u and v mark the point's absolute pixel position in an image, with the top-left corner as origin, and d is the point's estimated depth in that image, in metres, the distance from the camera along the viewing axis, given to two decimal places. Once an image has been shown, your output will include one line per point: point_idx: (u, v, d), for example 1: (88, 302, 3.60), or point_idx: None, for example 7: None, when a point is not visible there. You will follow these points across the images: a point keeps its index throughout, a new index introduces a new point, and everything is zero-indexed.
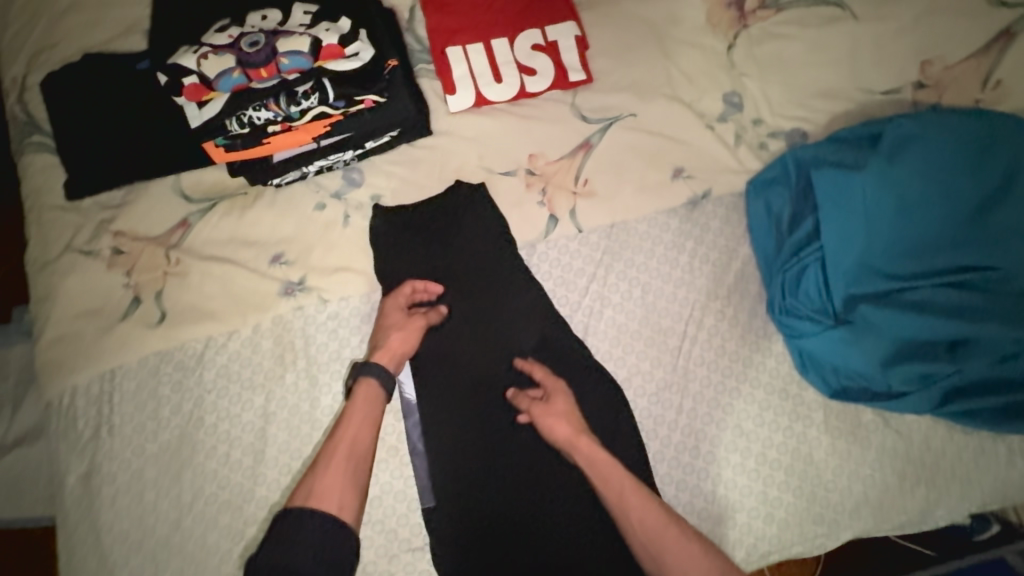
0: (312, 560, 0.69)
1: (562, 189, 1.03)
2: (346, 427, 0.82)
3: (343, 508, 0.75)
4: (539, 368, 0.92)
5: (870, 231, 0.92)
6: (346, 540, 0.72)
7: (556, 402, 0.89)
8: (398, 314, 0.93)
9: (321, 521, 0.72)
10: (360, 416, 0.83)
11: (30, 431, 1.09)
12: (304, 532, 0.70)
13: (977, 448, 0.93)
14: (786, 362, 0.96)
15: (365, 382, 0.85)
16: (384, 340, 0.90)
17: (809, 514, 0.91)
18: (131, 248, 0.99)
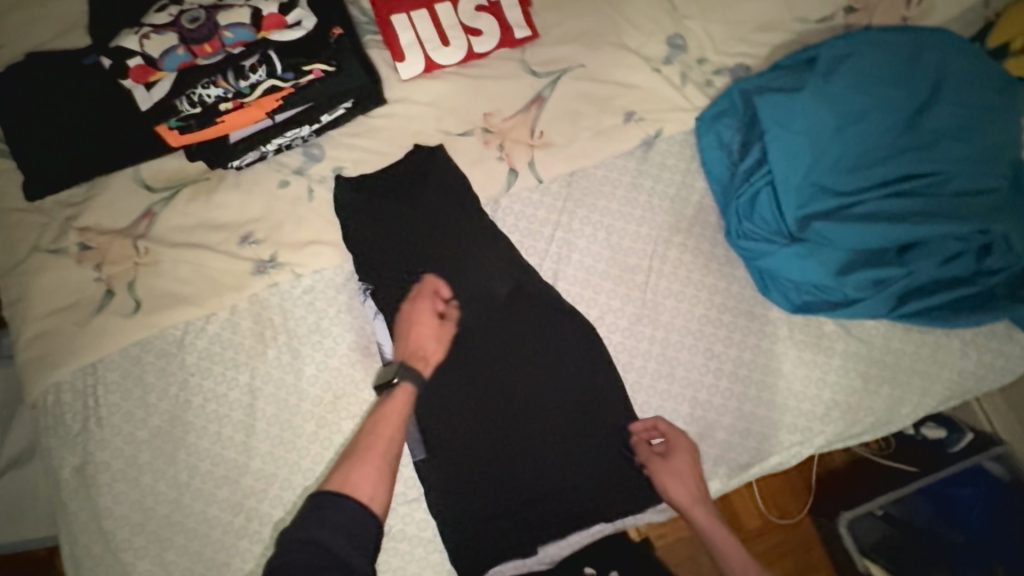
0: (342, 539, 0.71)
1: (519, 143, 1.06)
2: (382, 424, 0.85)
3: (374, 499, 0.77)
4: (666, 425, 0.94)
5: (815, 149, 0.96)
6: (372, 530, 0.74)
7: (681, 457, 0.93)
8: (430, 322, 0.94)
9: (354, 505, 0.74)
10: (395, 418, 0.86)
11: (20, 436, 1.10)
12: (335, 511, 0.73)
13: (933, 345, 0.99)
14: (749, 284, 1.00)
15: (404, 387, 0.88)
16: (422, 348, 0.92)
17: (783, 424, 0.96)
18: (97, 242, 1.00)
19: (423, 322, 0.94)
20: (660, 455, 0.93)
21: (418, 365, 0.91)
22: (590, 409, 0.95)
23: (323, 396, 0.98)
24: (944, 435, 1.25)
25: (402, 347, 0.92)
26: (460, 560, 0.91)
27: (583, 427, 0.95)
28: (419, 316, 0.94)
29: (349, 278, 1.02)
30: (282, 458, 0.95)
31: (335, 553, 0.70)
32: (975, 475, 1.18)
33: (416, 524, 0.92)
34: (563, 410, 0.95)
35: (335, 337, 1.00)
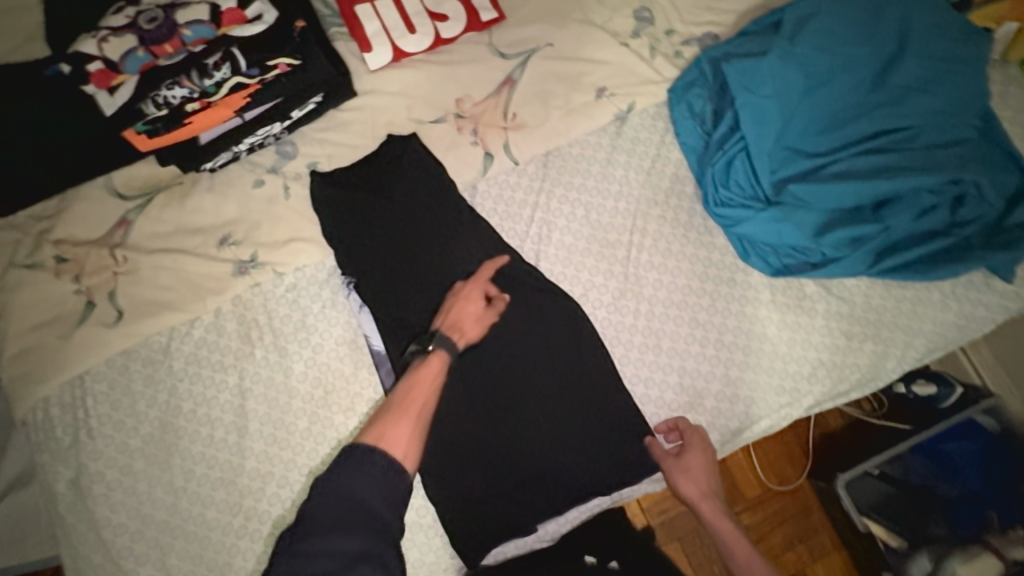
0: (374, 490, 0.73)
1: (492, 126, 1.05)
2: (416, 387, 0.85)
3: (407, 458, 0.78)
4: (686, 423, 0.94)
5: (785, 112, 0.97)
6: (403, 487, 0.75)
7: (699, 452, 0.93)
8: (475, 301, 0.93)
9: (387, 461, 0.75)
10: (429, 383, 0.86)
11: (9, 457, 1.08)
12: (369, 463, 0.74)
13: (914, 299, 1.00)
14: (729, 252, 1.01)
15: (438, 355, 0.88)
16: (460, 324, 0.91)
17: (770, 386, 0.97)
18: (74, 254, 0.99)
19: (467, 300, 0.93)
20: (675, 452, 0.95)
21: (453, 336, 0.90)
22: (580, 386, 0.95)
23: (313, 392, 0.98)
24: (934, 391, 1.27)
25: (443, 316, 0.92)
26: (460, 544, 0.92)
27: (575, 405, 0.95)
28: (465, 294, 0.93)
29: (332, 273, 1.02)
30: (276, 456, 0.95)
31: (365, 505, 0.71)
32: (967, 429, 1.21)
33: (415, 510, 0.93)
34: (553, 389, 0.95)
35: (322, 333, 1.00)
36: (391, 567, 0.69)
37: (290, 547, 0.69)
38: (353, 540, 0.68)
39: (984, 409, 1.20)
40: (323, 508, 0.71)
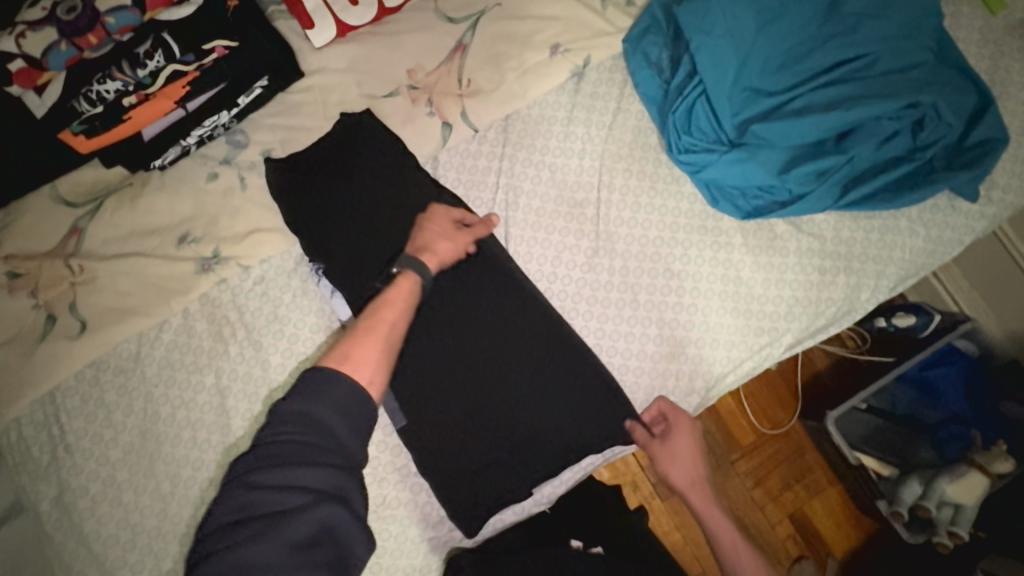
0: (337, 418, 0.69)
1: (447, 95, 1.03)
2: (385, 310, 0.82)
3: (374, 382, 0.74)
4: (666, 404, 0.96)
5: (742, 52, 0.96)
6: (369, 411, 0.72)
7: (685, 431, 0.95)
8: (444, 224, 0.91)
9: (354, 385, 0.71)
10: (398, 304, 0.82)
11: None
12: (332, 389, 0.70)
13: (883, 228, 1.01)
14: (698, 199, 1.00)
15: (408, 274, 0.85)
16: (430, 244, 0.89)
17: (749, 328, 0.98)
18: (27, 268, 0.95)
19: (434, 223, 0.91)
20: (661, 435, 0.96)
21: (423, 257, 0.87)
22: (560, 352, 0.93)
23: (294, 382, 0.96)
24: (913, 323, 1.27)
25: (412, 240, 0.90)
26: (458, 517, 0.93)
27: (558, 368, 0.92)
28: (432, 218, 0.91)
29: (299, 262, 1.00)
30: None
31: (328, 433, 0.68)
32: (948, 355, 1.23)
33: (410, 487, 0.94)
34: (532, 359, 0.92)
35: (296, 323, 0.98)
36: (355, 498, 0.68)
37: (247, 473, 0.65)
38: (317, 472, 0.66)
39: (962, 333, 1.23)
40: (280, 438, 0.66)
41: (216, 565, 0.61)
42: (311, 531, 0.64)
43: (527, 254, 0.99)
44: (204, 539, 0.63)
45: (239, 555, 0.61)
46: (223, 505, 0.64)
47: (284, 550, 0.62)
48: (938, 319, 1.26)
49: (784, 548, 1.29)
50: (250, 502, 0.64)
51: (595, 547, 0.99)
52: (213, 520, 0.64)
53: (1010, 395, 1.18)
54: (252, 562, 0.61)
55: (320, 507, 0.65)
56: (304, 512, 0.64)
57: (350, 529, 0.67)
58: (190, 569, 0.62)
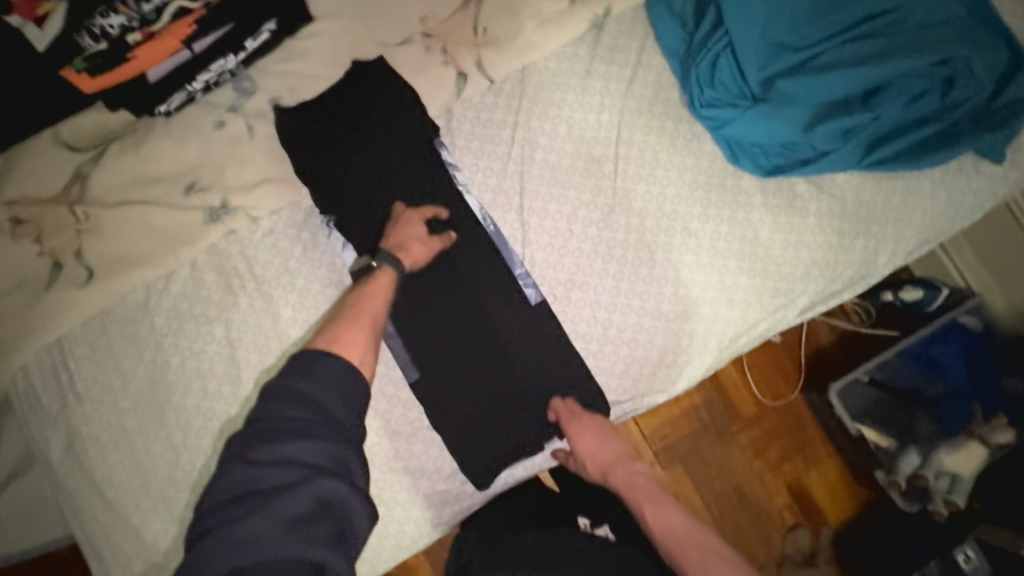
0: (330, 396, 0.68)
1: (462, 43, 0.99)
2: (368, 297, 0.84)
3: (363, 364, 0.75)
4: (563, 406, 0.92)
5: (771, 2, 0.92)
6: (362, 388, 0.71)
7: (580, 425, 0.91)
8: (417, 226, 0.91)
9: (341, 362, 0.70)
10: (380, 292, 0.84)
11: None
12: (323, 369, 0.69)
13: (904, 191, 0.99)
14: (718, 156, 0.98)
15: (385, 270, 0.87)
16: (405, 243, 0.89)
17: (765, 289, 0.97)
18: (30, 214, 0.93)
19: (402, 223, 0.90)
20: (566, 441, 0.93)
21: (399, 255, 0.88)
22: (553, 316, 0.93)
23: (305, 335, 0.95)
24: (921, 297, 1.25)
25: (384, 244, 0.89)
26: (470, 470, 0.93)
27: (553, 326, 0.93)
28: (399, 221, 0.91)
29: (309, 214, 0.97)
30: None
31: (320, 409, 0.67)
32: (953, 331, 1.21)
33: (422, 442, 0.94)
34: (528, 317, 0.93)
35: (307, 277, 0.96)
36: (353, 473, 0.66)
37: (245, 450, 0.65)
38: (313, 446, 0.64)
39: (967, 309, 1.20)
40: (274, 415, 0.66)
41: (214, 541, 0.60)
42: (307, 505, 0.62)
43: (543, 210, 0.97)
44: (204, 516, 0.63)
45: (236, 529, 0.60)
46: (222, 483, 0.64)
47: (282, 524, 0.60)
48: (946, 294, 1.24)
49: (786, 515, 1.31)
50: (246, 479, 0.63)
51: (602, 527, 0.90)
52: (214, 495, 0.63)
53: (1010, 370, 1.18)
54: (250, 536, 0.60)
55: (315, 481, 0.63)
56: (297, 487, 0.62)
57: (350, 504, 0.64)
58: (190, 548, 0.61)
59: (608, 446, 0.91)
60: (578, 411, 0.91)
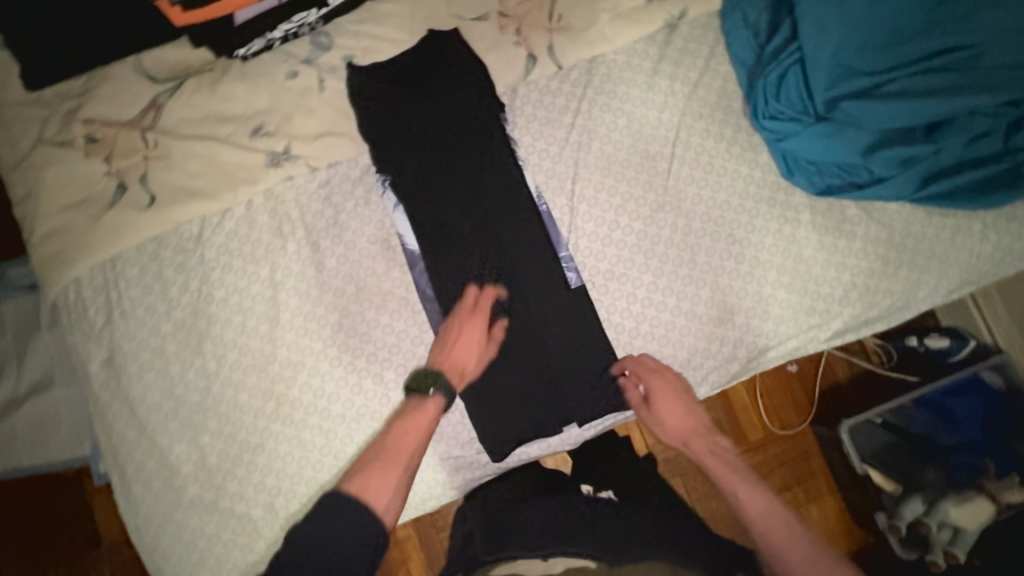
0: (350, 541, 0.71)
1: (536, 27, 1.01)
2: (404, 429, 0.86)
3: (388, 509, 0.77)
4: (635, 361, 0.94)
5: (848, 23, 0.92)
6: (381, 534, 0.74)
7: (665, 389, 0.93)
8: (477, 336, 0.91)
9: (363, 512, 0.74)
10: (417, 425, 0.86)
11: (41, 380, 1.18)
12: (346, 515, 0.73)
13: (954, 229, 0.99)
14: (773, 170, 0.99)
15: (434, 398, 0.87)
16: (461, 361, 0.90)
17: (801, 306, 0.98)
18: (104, 134, 0.97)
19: (466, 325, 0.91)
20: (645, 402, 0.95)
21: (453, 379, 0.89)
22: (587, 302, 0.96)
23: (345, 288, 0.97)
24: (948, 345, 1.24)
25: (444, 353, 0.90)
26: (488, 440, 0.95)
27: (584, 312, 0.95)
28: (463, 320, 0.92)
29: (366, 171, 1.00)
30: (308, 346, 0.95)
31: (341, 556, 0.70)
32: (970, 385, 1.19)
33: None
34: (562, 302, 0.96)
35: (355, 231, 0.99)
36: None
37: None
38: None
39: (989, 365, 1.19)
40: (295, 556, 0.70)
41: None
42: None
43: (592, 198, 0.98)
44: None
45: None
46: None
47: None
48: (974, 346, 1.24)
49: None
50: None
51: (605, 491, 0.95)
52: None
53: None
54: None
55: None
56: None
57: None
58: None
59: (689, 414, 0.94)
60: (661, 368, 0.95)
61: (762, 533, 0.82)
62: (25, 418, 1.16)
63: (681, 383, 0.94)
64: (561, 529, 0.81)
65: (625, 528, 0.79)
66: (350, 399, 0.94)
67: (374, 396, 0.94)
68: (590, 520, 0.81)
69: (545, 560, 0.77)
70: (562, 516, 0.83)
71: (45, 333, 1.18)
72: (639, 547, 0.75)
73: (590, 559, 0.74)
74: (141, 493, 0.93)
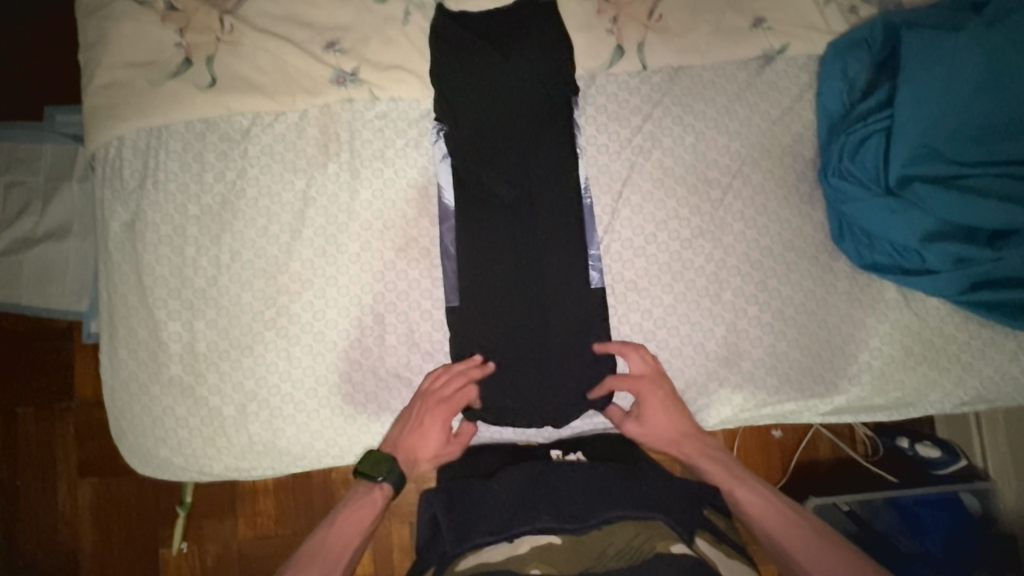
0: None
1: (634, 20, 0.98)
2: (356, 506, 0.87)
3: None
4: (619, 381, 0.92)
5: (948, 103, 0.88)
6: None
7: (647, 396, 0.91)
8: (437, 431, 0.91)
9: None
10: (365, 509, 0.86)
11: (59, 224, 1.19)
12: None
13: (987, 341, 0.96)
14: (825, 230, 0.97)
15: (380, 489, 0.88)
16: (417, 452, 0.90)
17: (811, 373, 0.95)
18: (185, 6, 0.97)
19: (430, 417, 0.90)
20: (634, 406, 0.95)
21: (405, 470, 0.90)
22: (599, 306, 0.95)
23: (372, 223, 0.97)
24: (938, 456, 1.21)
25: (403, 435, 0.90)
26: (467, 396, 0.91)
27: (594, 314, 0.95)
28: (429, 410, 0.90)
29: (425, 115, 0.99)
30: (321, 267, 0.95)
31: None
32: (946, 501, 1.15)
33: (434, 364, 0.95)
34: (576, 297, 0.95)
35: (397, 170, 0.98)
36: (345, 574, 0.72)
37: None
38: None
39: (973, 488, 1.15)
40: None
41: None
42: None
43: (637, 206, 0.96)
44: None
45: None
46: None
47: None
48: (962, 465, 1.21)
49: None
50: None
51: (574, 453, 0.96)
52: None
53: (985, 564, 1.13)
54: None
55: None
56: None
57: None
58: None
59: (678, 422, 0.93)
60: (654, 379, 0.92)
61: (771, 536, 0.85)
62: (36, 257, 1.18)
63: (667, 386, 0.92)
64: (526, 506, 0.82)
65: (585, 496, 0.82)
66: (346, 330, 0.94)
67: (370, 333, 0.94)
68: (547, 490, 0.84)
69: (512, 542, 0.77)
70: (528, 489, 0.85)
71: (75, 182, 1.19)
72: (599, 511, 0.78)
73: (555, 535, 0.76)
74: (125, 358, 0.95)
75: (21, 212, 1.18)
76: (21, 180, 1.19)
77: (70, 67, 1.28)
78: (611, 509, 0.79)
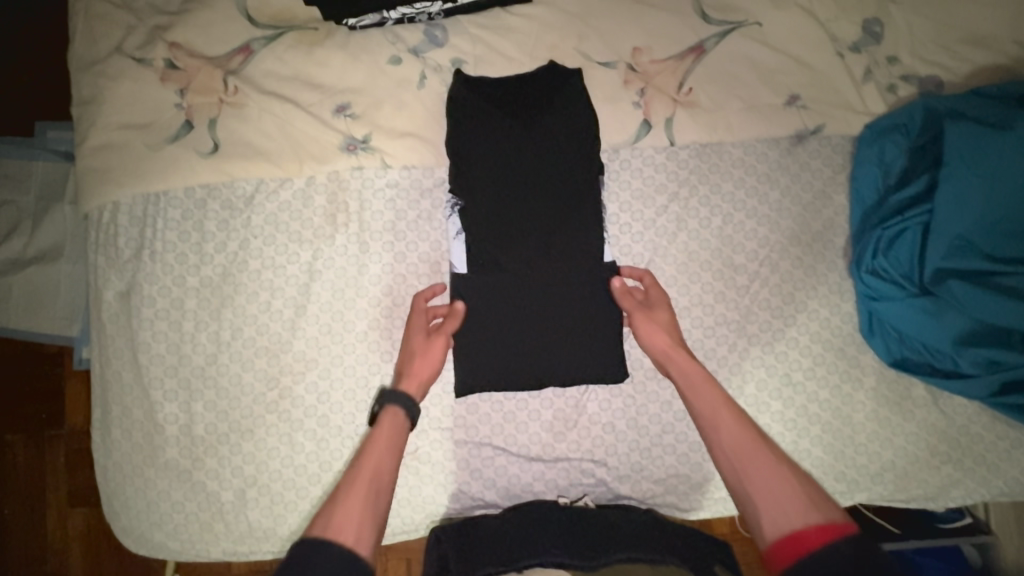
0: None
1: (662, 93, 0.94)
2: (372, 448, 0.77)
3: (360, 542, 0.66)
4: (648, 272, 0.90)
5: (991, 199, 0.83)
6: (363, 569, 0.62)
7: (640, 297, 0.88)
8: (418, 333, 0.87)
9: (337, 551, 0.62)
10: (383, 442, 0.77)
11: (48, 252, 1.11)
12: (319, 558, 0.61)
13: (1016, 441, 0.93)
14: (852, 323, 0.93)
15: (388, 411, 0.81)
16: (408, 364, 0.85)
17: (833, 471, 0.92)
18: (187, 65, 0.92)
19: (411, 325, 0.87)
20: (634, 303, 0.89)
21: (406, 387, 0.83)
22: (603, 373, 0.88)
23: (380, 299, 0.92)
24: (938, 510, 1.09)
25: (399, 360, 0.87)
26: (456, 276, 0.88)
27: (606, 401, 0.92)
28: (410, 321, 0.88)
29: (439, 185, 0.94)
30: (326, 345, 0.91)
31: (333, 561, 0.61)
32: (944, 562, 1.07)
33: (441, 452, 0.91)
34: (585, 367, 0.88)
35: (408, 244, 0.93)
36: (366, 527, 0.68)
37: None
38: None
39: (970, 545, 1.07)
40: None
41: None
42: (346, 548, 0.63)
43: None
44: None
45: None
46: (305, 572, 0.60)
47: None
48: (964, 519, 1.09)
49: None
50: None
51: (583, 497, 0.91)
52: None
53: None
54: None
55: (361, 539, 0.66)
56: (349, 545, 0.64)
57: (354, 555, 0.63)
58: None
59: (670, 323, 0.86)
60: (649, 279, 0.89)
61: (736, 458, 0.74)
62: (27, 279, 1.09)
63: (657, 283, 0.89)
64: (533, 539, 0.84)
65: (595, 530, 0.85)
66: (352, 414, 0.90)
67: None
68: (555, 519, 0.86)
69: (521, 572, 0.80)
70: (535, 519, 0.86)
71: (66, 206, 1.11)
72: (612, 549, 0.82)
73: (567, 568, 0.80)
74: (119, 438, 0.90)
75: (7, 234, 1.09)
76: (10, 200, 1.10)
77: (63, 86, 1.20)
78: (623, 550, 0.82)
